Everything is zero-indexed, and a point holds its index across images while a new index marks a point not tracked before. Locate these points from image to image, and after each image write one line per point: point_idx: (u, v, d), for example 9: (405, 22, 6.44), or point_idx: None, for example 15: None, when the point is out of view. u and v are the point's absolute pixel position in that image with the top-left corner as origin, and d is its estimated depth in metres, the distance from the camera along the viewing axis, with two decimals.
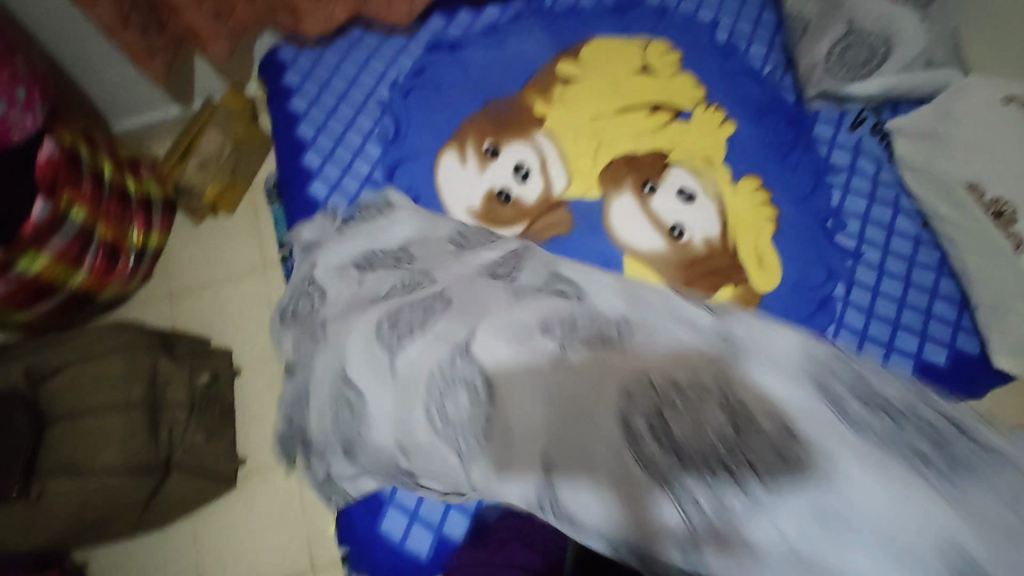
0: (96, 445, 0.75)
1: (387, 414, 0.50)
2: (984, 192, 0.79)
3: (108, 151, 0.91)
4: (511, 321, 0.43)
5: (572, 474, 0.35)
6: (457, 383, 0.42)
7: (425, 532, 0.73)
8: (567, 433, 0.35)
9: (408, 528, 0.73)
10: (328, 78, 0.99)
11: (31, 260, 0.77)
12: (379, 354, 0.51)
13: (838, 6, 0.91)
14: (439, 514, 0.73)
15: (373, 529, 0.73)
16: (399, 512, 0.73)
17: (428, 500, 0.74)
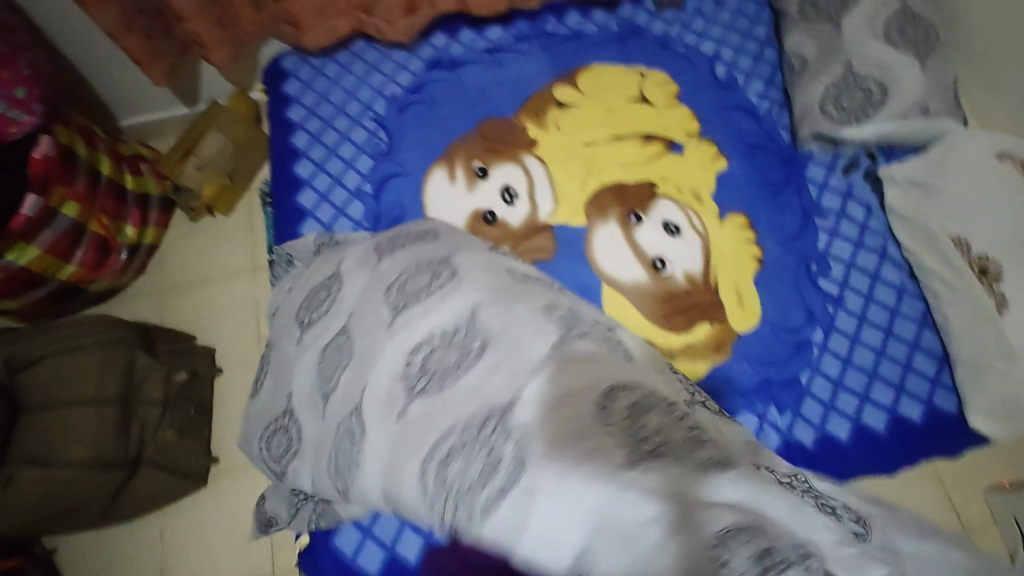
0: (67, 437, 0.78)
1: (399, 451, 0.55)
2: (970, 247, 0.78)
3: (108, 149, 0.94)
4: (567, 397, 0.50)
5: (615, 540, 0.42)
6: (490, 426, 0.50)
7: (378, 550, 0.73)
8: (634, 517, 0.42)
9: (361, 544, 0.73)
10: (328, 90, 1.01)
11: (21, 252, 0.81)
12: (402, 381, 0.57)
13: (837, 48, 0.90)
14: (393, 533, 0.74)
15: (327, 542, 0.74)
16: (354, 527, 0.74)
17: (384, 519, 0.74)
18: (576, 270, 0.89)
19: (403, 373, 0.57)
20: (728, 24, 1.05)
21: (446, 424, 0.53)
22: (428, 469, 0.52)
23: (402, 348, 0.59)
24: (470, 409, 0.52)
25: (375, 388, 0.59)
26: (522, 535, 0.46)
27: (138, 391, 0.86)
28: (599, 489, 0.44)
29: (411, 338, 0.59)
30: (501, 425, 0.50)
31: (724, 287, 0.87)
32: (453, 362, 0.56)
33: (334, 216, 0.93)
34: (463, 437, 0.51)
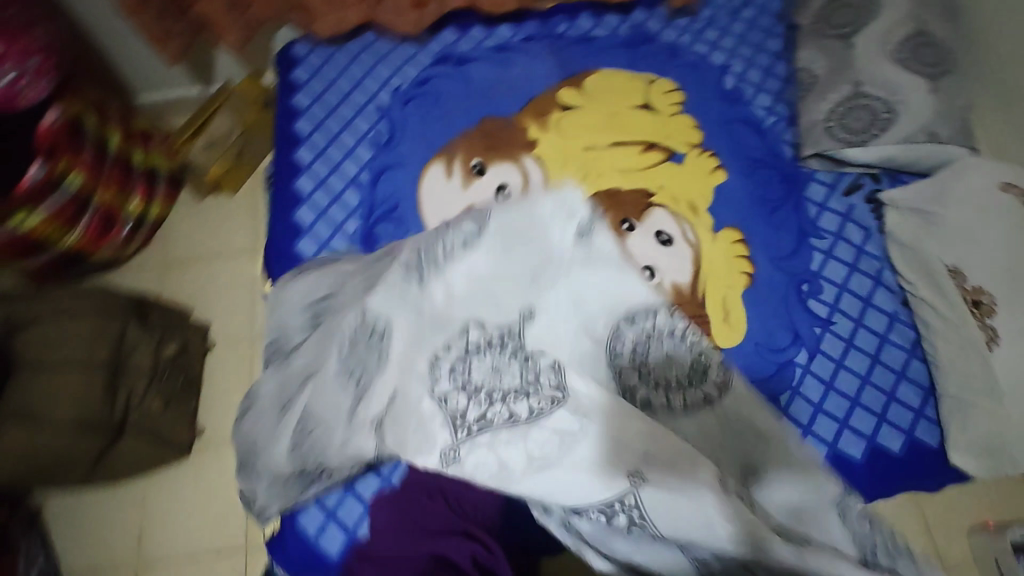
0: (54, 398, 0.80)
1: (422, 367, 0.55)
2: (965, 279, 0.77)
3: (120, 124, 0.97)
4: (594, 336, 0.57)
5: (660, 486, 0.50)
6: (521, 372, 0.54)
7: (339, 533, 0.75)
8: (661, 451, 0.51)
9: (324, 526, 0.75)
10: (335, 79, 1.02)
11: (26, 216, 0.85)
12: (423, 324, 0.55)
13: (846, 67, 0.89)
14: (355, 517, 0.76)
15: (291, 522, 0.75)
16: (318, 509, 0.75)
17: (348, 502, 0.76)
18: None
19: (429, 311, 0.55)
20: (741, 35, 1.04)
21: (456, 350, 0.54)
22: (452, 383, 0.54)
23: (429, 284, 0.56)
24: (505, 356, 0.54)
25: (391, 324, 0.56)
26: (539, 472, 0.52)
27: (127, 360, 0.89)
28: (618, 438, 0.52)
29: (450, 277, 0.56)
30: (531, 375, 0.54)
31: (710, 298, 0.86)
32: (483, 310, 0.55)
33: (329, 203, 0.95)
34: (490, 384, 0.53)
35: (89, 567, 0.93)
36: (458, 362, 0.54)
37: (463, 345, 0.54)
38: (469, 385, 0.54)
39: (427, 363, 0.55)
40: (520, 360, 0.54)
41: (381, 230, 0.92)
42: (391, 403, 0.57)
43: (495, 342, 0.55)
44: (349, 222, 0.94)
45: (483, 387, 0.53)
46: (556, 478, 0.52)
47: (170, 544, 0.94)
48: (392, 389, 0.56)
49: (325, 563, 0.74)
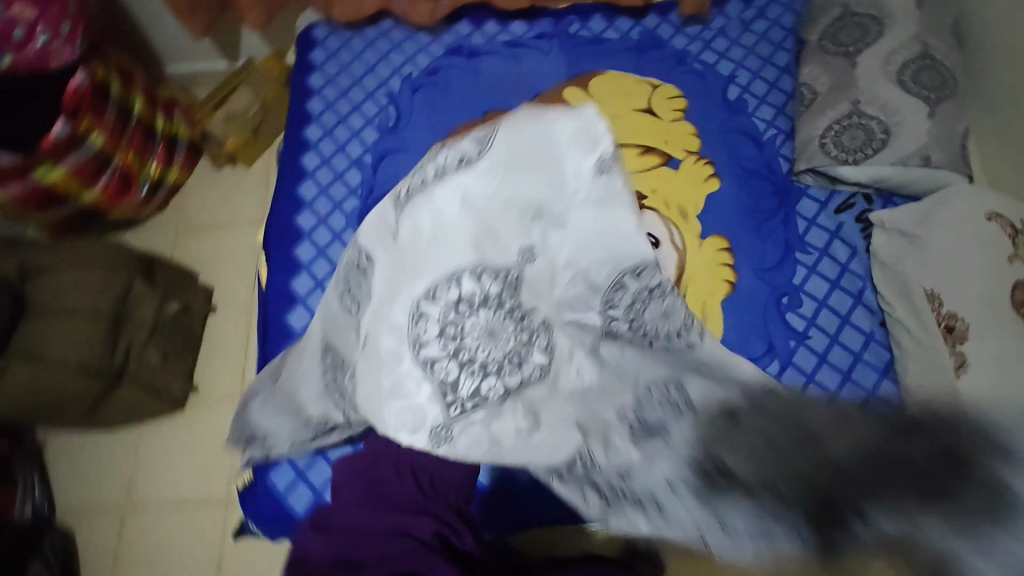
0: (58, 342, 0.86)
1: (393, 328, 0.52)
2: (940, 302, 0.77)
3: (144, 90, 1.02)
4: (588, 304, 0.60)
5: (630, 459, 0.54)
6: (507, 341, 0.55)
7: (307, 492, 0.79)
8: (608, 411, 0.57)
9: (293, 484, 0.79)
10: (350, 63, 1.08)
11: (48, 170, 0.91)
12: (421, 258, 0.54)
13: (846, 85, 0.89)
14: (323, 479, 0.80)
15: (263, 477, 0.80)
16: (289, 467, 0.80)
17: (318, 465, 0.80)
18: None
19: (414, 245, 0.54)
20: (751, 47, 1.05)
21: (443, 311, 0.53)
22: (438, 356, 0.52)
23: (428, 216, 0.55)
24: (499, 321, 0.55)
25: (388, 252, 0.55)
26: (519, 447, 0.55)
27: (130, 312, 0.94)
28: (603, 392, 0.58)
29: (449, 210, 0.55)
30: (518, 337, 0.56)
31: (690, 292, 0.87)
32: (479, 248, 0.55)
33: (331, 178, 0.99)
34: (485, 344, 0.54)
35: (81, 507, 0.98)
36: (457, 315, 0.53)
37: (461, 288, 0.54)
38: (466, 350, 0.53)
39: (420, 314, 0.53)
40: (513, 322, 0.56)
41: (378, 210, 0.96)
42: (370, 364, 0.53)
43: (492, 303, 0.55)
44: (349, 200, 0.98)
45: (478, 352, 0.54)
46: (532, 450, 0.55)
47: (156, 492, 0.99)
48: (378, 341, 0.53)
49: (291, 519, 0.78)
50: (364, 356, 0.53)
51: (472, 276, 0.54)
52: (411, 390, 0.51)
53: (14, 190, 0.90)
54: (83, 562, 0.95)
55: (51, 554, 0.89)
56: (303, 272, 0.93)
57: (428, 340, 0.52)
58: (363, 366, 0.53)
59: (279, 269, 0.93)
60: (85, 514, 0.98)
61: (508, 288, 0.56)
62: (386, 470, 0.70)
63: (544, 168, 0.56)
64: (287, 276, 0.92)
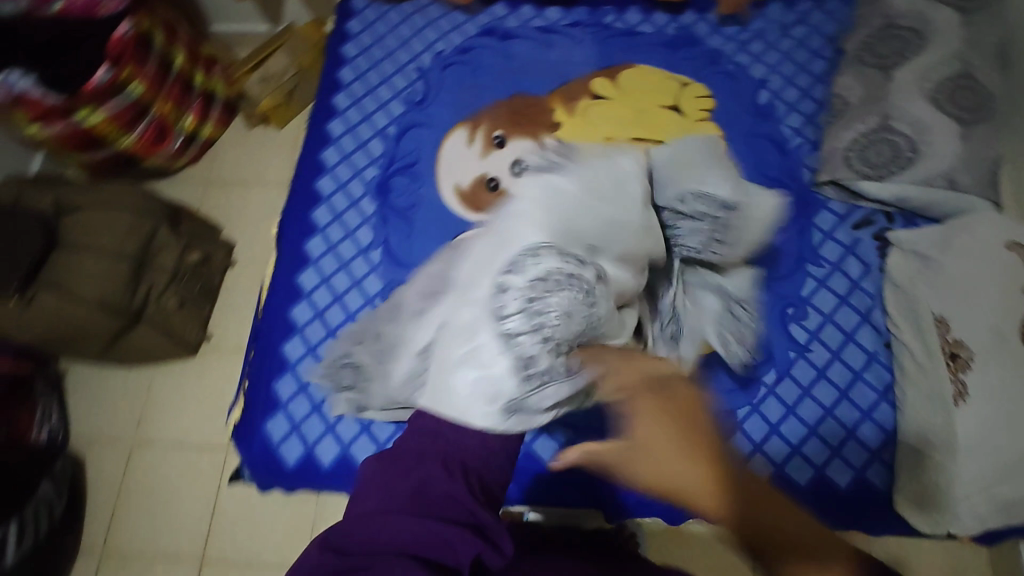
0: (83, 277, 0.90)
1: (482, 306, 0.60)
2: (949, 329, 0.75)
3: (186, 45, 1.07)
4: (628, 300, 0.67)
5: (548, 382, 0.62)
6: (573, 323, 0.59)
7: (298, 444, 0.83)
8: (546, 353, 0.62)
9: (286, 435, 0.83)
10: (385, 35, 1.10)
11: (89, 113, 0.96)
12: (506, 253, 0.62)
13: (878, 99, 0.88)
14: (315, 435, 0.83)
15: (259, 424, 0.84)
16: (285, 419, 0.84)
17: (312, 420, 0.84)
18: None
19: (507, 237, 0.63)
20: (787, 52, 1.03)
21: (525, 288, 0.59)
22: (517, 324, 0.58)
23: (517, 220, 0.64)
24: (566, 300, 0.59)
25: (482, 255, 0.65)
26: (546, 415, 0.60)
27: (154, 257, 0.99)
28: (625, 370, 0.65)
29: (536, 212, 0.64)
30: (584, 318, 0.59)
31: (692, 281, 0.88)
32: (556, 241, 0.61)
33: (354, 147, 1.02)
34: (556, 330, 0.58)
35: (93, 437, 1.04)
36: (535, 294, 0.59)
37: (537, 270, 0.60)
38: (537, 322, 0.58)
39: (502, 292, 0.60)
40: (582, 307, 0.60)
41: (396, 181, 0.98)
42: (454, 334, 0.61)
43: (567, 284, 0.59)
44: (369, 169, 1.00)
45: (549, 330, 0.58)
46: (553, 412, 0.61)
47: (163, 430, 1.04)
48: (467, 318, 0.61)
49: (281, 468, 0.82)
50: (450, 330, 0.62)
51: (551, 254, 0.61)
52: (490, 360, 0.58)
53: (57, 129, 0.96)
54: (90, 489, 1.01)
55: (60, 477, 0.94)
56: (318, 234, 0.96)
57: (509, 313, 0.59)
58: (449, 341, 0.62)
59: (295, 229, 0.96)
60: (96, 445, 1.03)
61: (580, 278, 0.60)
62: (424, 472, 0.53)
63: (614, 188, 0.69)
64: (302, 237, 0.95)
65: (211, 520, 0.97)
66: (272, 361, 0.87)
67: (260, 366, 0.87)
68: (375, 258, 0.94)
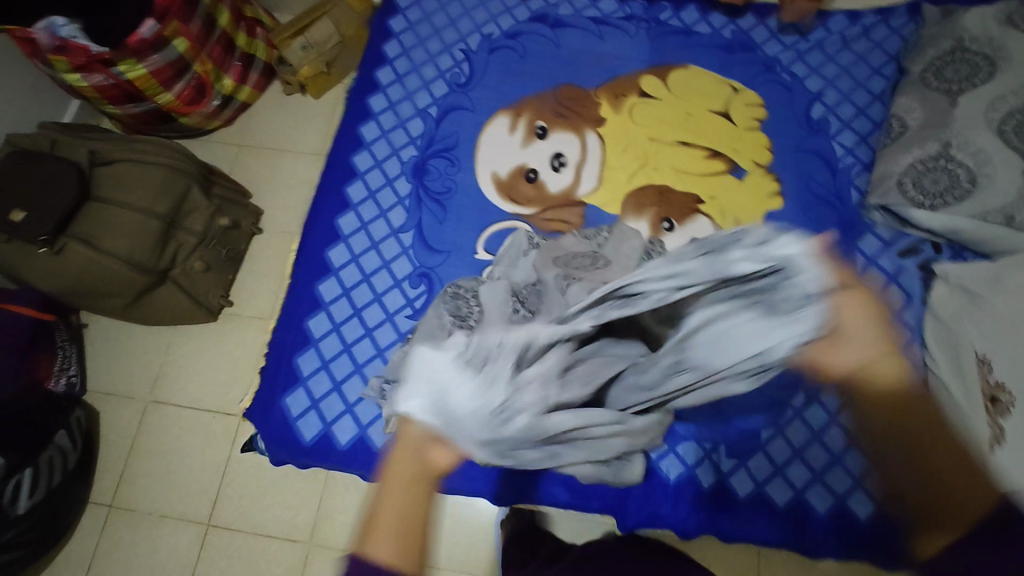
0: (113, 233, 0.90)
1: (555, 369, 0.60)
2: (991, 371, 0.70)
3: (230, 4, 1.05)
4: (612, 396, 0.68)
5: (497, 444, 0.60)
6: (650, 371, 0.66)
7: (316, 422, 0.82)
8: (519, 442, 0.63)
9: (306, 411, 0.83)
10: (433, 12, 1.08)
11: (131, 66, 0.94)
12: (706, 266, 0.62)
13: (941, 125, 0.84)
14: (334, 414, 0.83)
15: (279, 397, 0.83)
16: (305, 395, 0.83)
17: (333, 399, 0.83)
18: None
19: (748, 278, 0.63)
20: (846, 67, 1.00)
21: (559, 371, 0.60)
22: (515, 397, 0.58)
23: (758, 241, 0.62)
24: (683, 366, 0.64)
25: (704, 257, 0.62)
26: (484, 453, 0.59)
27: (184, 219, 0.97)
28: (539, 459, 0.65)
29: (798, 256, 0.60)
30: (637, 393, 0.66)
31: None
32: (775, 326, 0.59)
33: (394, 124, 1.00)
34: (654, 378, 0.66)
35: (111, 392, 1.04)
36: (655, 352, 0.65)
37: (729, 323, 0.62)
38: (670, 360, 0.65)
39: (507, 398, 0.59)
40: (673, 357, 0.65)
41: (434, 164, 0.96)
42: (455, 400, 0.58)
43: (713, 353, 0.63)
44: (407, 148, 0.98)
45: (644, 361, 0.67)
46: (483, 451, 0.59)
47: (179, 391, 1.04)
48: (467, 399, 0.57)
49: (298, 443, 0.82)
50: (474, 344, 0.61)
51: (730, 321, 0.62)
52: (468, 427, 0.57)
53: (97, 80, 0.94)
54: (104, 442, 1.01)
55: (75, 428, 0.94)
56: (351, 211, 0.94)
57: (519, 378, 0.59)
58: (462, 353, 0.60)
59: (328, 204, 0.95)
60: (112, 400, 1.03)
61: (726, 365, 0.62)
62: None
63: None
64: (336, 212, 0.94)
65: (221, 485, 0.98)
66: (296, 334, 0.87)
67: (281, 339, 0.86)
68: (407, 240, 0.92)
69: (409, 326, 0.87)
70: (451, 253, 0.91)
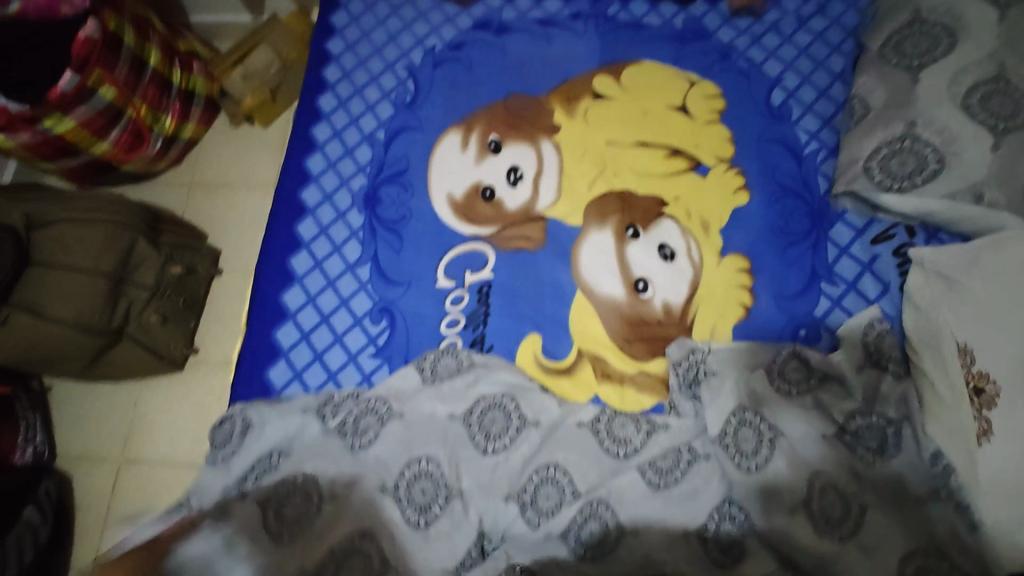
0: (56, 298, 0.86)
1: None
2: (972, 360, 0.65)
3: (160, 42, 1.01)
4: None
5: None
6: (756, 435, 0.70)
7: (297, 391, 0.84)
8: None
9: (289, 380, 0.85)
10: (371, 29, 1.03)
11: (57, 121, 0.90)
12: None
13: (905, 103, 0.80)
14: (316, 382, 0.84)
15: (262, 372, 0.85)
16: (287, 366, 0.85)
17: (312, 370, 0.85)
18: (554, 271, 0.87)
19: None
20: (805, 47, 0.96)
21: None
22: None
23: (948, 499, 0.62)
24: (525, 480, 0.74)
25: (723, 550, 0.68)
26: None
27: (132, 273, 0.94)
28: None
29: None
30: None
31: (610, 346, 0.83)
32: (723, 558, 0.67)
33: (341, 153, 0.96)
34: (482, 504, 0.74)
35: (81, 454, 1.02)
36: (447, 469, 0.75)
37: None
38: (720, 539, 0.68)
39: None
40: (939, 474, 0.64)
41: (385, 192, 0.93)
42: None
43: (680, 464, 0.72)
44: (357, 176, 0.95)
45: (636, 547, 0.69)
46: None
47: (152, 448, 1.01)
48: None
49: None
50: None
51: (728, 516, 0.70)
52: None
53: (24, 138, 0.89)
54: (80, 507, 0.99)
55: (45, 502, 0.92)
56: (303, 250, 0.91)
57: None
58: None
59: (279, 244, 0.92)
60: (83, 463, 1.01)
61: (604, 468, 0.74)
62: None
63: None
64: (288, 252, 0.91)
65: None
66: (257, 386, 0.85)
67: (243, 392, 0.85)
68: (363, 275, 0.90)
69: (374, 366, 0.85)
70: (410, 284, 0.88)
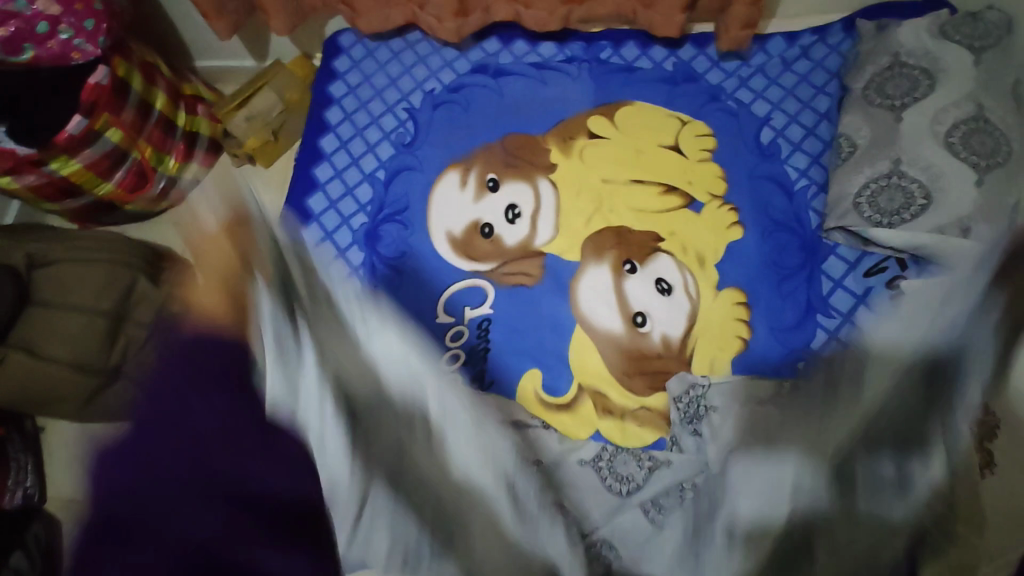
0: (55, 337, 0.87)
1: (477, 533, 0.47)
2: None
3: (166, 87, 1.03)
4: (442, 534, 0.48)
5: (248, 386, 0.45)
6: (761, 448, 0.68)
7: (346, 237, 0.96)
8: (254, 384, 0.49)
9: (326, 208, 0.97)
10: (372, 74, 1.07)
11: (63, 163, 0.91)
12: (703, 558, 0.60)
13: (890, 141, 0.83)
14: (347, 243, 0.95)
15: (308, 181, 0.99)
16: (323, 198, 0.98)
17: (343, 234, 0.96)
18: (553, 306, 0.88)
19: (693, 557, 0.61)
20: (790, 89, 0.99)
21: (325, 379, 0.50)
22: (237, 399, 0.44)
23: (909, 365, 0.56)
24: None
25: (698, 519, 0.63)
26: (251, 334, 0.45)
27: (133, 311, 0.93)
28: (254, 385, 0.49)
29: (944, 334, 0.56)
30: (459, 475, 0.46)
31: (610, 381, 0.84)
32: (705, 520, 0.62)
33: (342, 192, 0.98)
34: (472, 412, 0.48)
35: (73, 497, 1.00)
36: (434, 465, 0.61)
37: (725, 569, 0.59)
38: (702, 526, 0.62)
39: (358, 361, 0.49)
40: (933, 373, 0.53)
41: (386, 229, 0.94)
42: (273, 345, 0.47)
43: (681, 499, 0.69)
44: (358, 214, 0.97)
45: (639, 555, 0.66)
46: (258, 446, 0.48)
47: None
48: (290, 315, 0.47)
49: None
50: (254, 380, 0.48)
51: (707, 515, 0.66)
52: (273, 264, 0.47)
53: (29, 181, 0.91)
54: None
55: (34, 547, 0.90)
56: None
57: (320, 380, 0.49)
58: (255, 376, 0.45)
59: None
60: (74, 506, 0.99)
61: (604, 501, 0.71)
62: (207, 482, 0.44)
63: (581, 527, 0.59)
64: None
65: None
66: None
67: None
68: None
69: None
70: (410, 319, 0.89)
